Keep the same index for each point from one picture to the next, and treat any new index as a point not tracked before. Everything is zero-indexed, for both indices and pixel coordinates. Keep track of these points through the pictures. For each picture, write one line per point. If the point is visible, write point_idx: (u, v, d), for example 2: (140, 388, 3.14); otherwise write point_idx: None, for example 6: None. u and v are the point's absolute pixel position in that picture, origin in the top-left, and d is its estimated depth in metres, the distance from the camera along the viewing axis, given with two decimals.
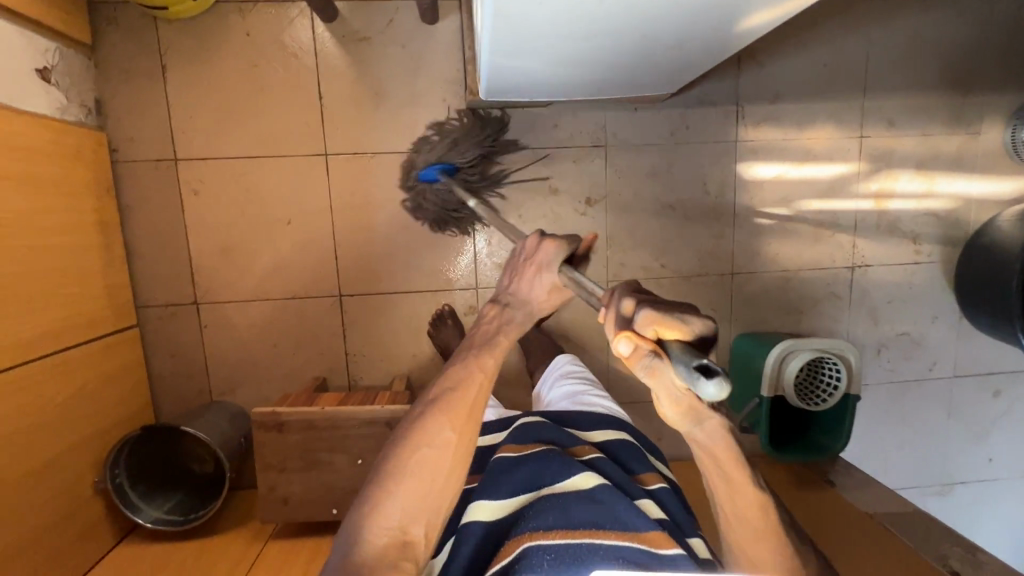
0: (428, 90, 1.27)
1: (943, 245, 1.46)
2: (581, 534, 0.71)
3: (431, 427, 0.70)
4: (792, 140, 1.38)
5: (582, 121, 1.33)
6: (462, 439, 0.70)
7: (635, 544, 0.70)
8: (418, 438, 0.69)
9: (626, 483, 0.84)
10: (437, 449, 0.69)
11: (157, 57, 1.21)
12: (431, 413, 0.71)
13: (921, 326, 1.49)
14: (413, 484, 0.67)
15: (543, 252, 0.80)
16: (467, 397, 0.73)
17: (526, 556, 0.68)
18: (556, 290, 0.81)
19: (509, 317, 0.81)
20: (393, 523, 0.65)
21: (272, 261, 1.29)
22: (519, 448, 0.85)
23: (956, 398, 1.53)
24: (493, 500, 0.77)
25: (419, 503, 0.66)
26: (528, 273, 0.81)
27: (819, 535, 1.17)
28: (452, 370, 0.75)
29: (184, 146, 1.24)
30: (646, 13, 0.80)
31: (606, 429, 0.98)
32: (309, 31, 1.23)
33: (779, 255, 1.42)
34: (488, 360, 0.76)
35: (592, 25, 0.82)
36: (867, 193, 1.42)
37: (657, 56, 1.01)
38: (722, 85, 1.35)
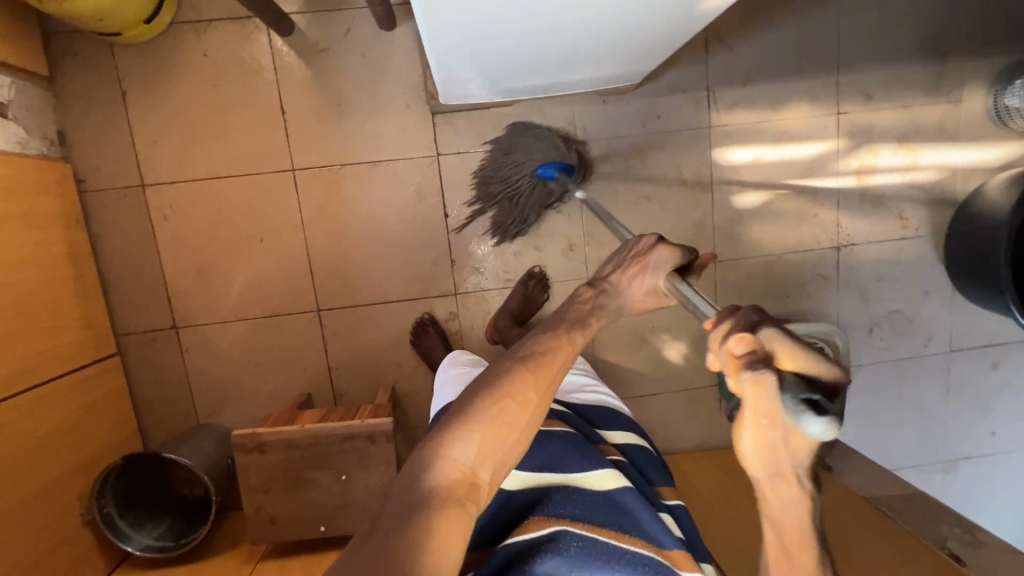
0: (392, 97, 1.26)
1: (931, 218, 1.43)
2: (606, 533, 0.68)
3: (515, 378, 0.63)
4: (768, 121, 1.35)
5: (552, 117, 1.30)
6: (543, 403, 0.64)
7: (658, 557, 0.68)
8: (503, 385, 0.62)
9: (648, 491, 0.82)
10: (520, 404, 0.62)
11: (115, 83, 1.20)
12: (519, 366, 0.64)
13: (913, 301, 1.46)
14: (493, 426, 0.60)
15: (656, 255, 0.76)
16: (554, 363, 0.66)
17: (555, 538, 0.66)
18: (653, 295, 0.77)
19: (602, 305, 0.76)
20: (464, 462, 0.58)
21: (248, 281, 1.29)
22: (548, 424, 0.82)
23: (954, 373, 1.50)
24: (523, 472, 0.75)
25: (495, 449, 0.59)
26: (632, 269, 0.77)
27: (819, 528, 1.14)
28: (542, 336, 0.69)
29: (151, 171, 1.23)
30: (585, 9, 0.78)
31: (625, 433, 0.97)
32: (266, 46, 1.22)
33: (762, 239, 1.39)
34: (579, 337, 0.71)
35: (532, 24, 0.81)
36: (848, 170, 1.39)
37: (612, 48, 0.99)
38: (690, 71, 1.32)
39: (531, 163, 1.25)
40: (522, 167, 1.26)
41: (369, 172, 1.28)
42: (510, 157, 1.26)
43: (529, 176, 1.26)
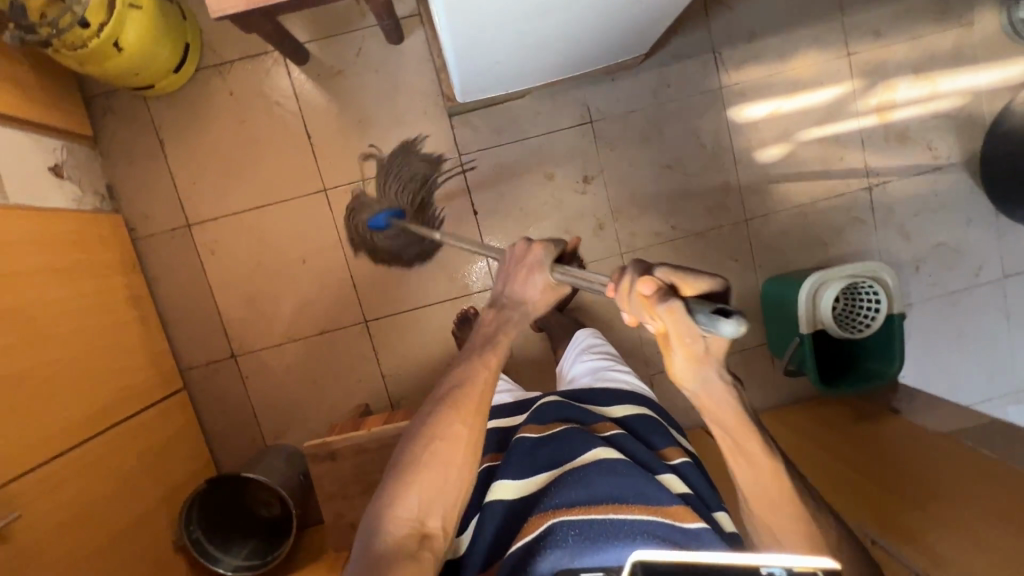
0: (409, 107, 1.30)
1: (962, 145, 1.40)
2: (604, 509, 0.67)
3: (441, 424, 0.71)
4: (778, 73, 1.35)
5: (563, 101, 1.33)
6: (472, 432, 0.71)
7: (658, 518, 0.66)
8: (430, 434, 0.70)
9: (645, 458, 0.79)
10: (450, 442, 0.70)
11: (154, 134, 1.28)
12: (442, 409, 0.72)
13: (957, 232, 1.43)
14: (427, 473, 0.68)
15: (533, 254, 0.81)
16: (474, 392, 0.74)
17: (551, 532, 0.66)
18: (549, 289, 0.82)
19: (506, 318, 0.81)
20: (410, 516, 0.66)
21: (296, 302, 1.34)
22: (541, 429, 0.82)
23: (1013, 298, 1.45)
24: (515, 479, 0.75)
25: (436, 496, 0.67)
26: (520, 275, 0.81)
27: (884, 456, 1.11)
28: (457, 369, 0.76)
29: (196, 211, 1.30)
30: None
31: (625, 404, 0.92)
32: (286, 77, 1.28)
33: (790, 191, 1.39)
34: (493, 357, 0.77)
35: (546, 12, 0.84)
36: (867, 109, 1.38)
37: (622, 23, 1.01)
38: (694, 36, 1.33)
39: (363, 217, 1.30)
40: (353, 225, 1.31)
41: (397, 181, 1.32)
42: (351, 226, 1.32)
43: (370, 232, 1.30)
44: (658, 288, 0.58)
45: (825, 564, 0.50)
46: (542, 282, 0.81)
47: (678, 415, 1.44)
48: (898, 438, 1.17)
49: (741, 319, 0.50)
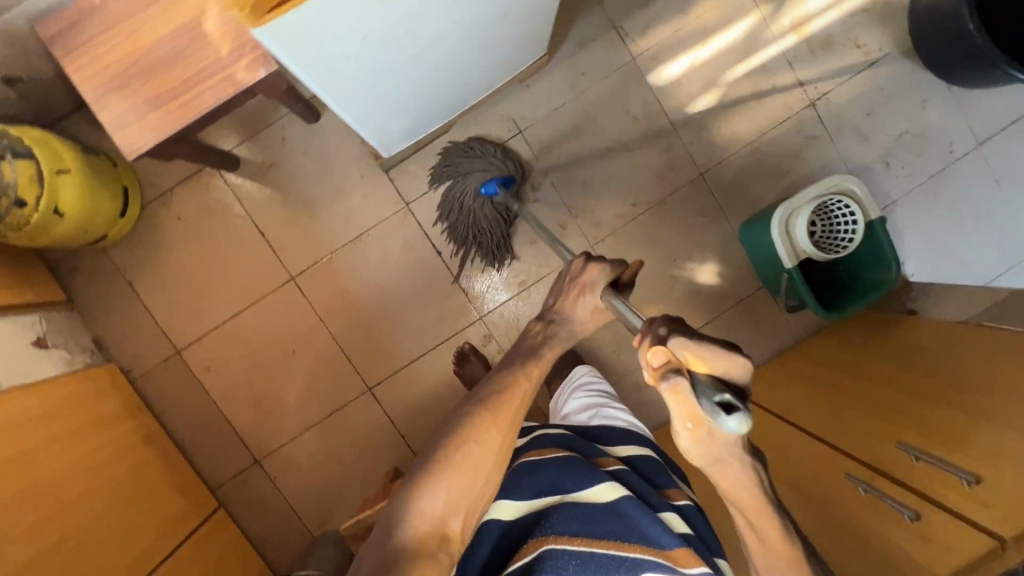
0: (347, 175, 1.33)
1: (889, 33, 1.37)
2: (604, 544, 0.70)
3: (477, 425, 0.70)
4: (683, 26, 1.35)
5: (487, 122, 1.35)
6: (506, 441, 0.71)
7: (660, 560, 0.69)
8: (465, 434, 0.70)
9: (650, 495, 0.80)
10: (484, 446, 0.69)
11: (121, 277, 1.33)
12: (479, 410, 0.72)
13: (916, 116, 1.39)
14: (458, 473, 0.67)
15: (589, 274, 0.83)
16: (512, 400, 0.74)
17: (550, 557, 0.68)
18: (598, 311, 0.85)
19: (553, 333, 0.83)
20: (434, 514, 0.65)
21: (299, 391, 1.36)
22: (541, 453, 0.83)
23: (997, 162, 1.40)
24: (516, 500, 0.76)
25: (462, 498, 0.66)
26: (573, 292, 0.84)
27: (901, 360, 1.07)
28: (499, 374, 0.77)
29: (181, 337, 1.34)
30: (472, 28, 0.82)
31: (630, 444, 0.95)
32: (225, 185, 1.33)
33: (735, 132, 1.37)
34: (534, 369, 0.78)
35: (432, 61, 0.86)
36: (783, 31, 1.36)
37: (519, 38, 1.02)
38: (591, 18, 1.34)
39: (471, 182, 1.29)
40: (452, 189, 1.31)
41: (357, 248, 1.35)
42: (452, 195, 1.31)
43: (472, 196, 1.30)
44: (668, 365, 0.58)
45: None
46: (596, 304, 0.84)
47: None
48: (923, 341, 1.09)
49: (744, 417, 0.54)
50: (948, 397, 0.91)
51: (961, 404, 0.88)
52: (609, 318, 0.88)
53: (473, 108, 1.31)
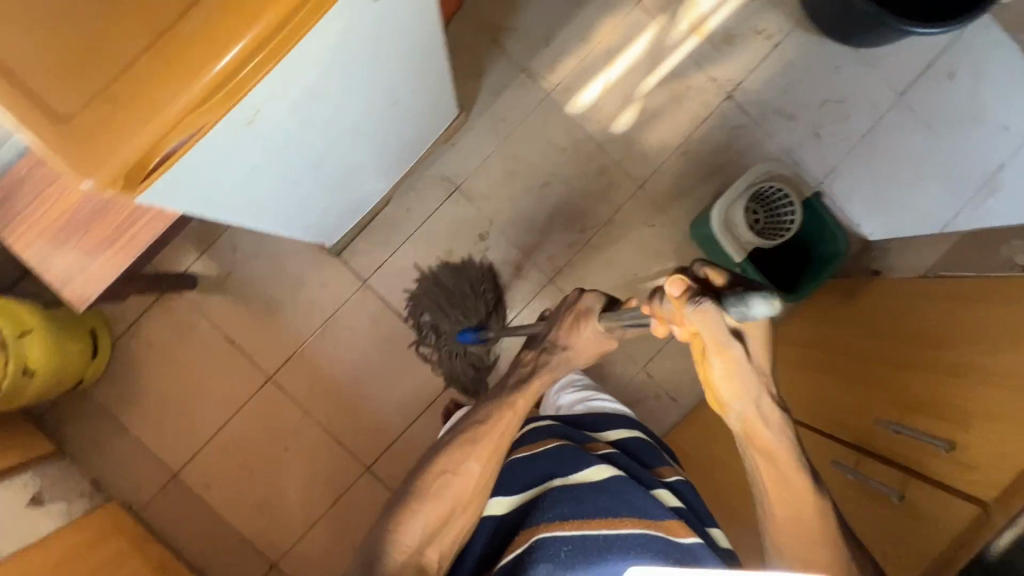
0: (302, 267, 1.37)
1: (784, 13, 1.41)
2: (596, 525, 0.71)
3: (456, 458, 0.79)
4: (587, 53, 1.40)
5: (425, 185, 1.39)
6: (484, 472, 0.79)
7: (654, 532, 0.72)
8: (444, 466, 0.79)
9: (642, 474, 0.84)
10: (461, 477, 0.78)
11: (107, 415, 1.35)
12: (459, 444, 0.80)
13: (832, 83, 1.42)
14: (435, 504, 0.76)
15: (584, 302, 0.84)
16: (491, 432, 0.81)
17: (542, 545, 0.69)
18: (596, 339, 0.85)
19: (544, 363, 0.86)
20: (412, 541, 0.75)
21: (301, 486, 1.36)
22: (532, 447, 0.85)
23: (922, 107, 1.42)
24: (509, 495, 0.80)
25: (438, 528, 0.75)
26: (569, 321, 0.85)
27: (877, 318, 1.07)
28: (487, 403, 0.85)
29: (175, 459, 1.36)
30: (366, 123, 0.86)
31: (618, 428, 0.98)
32: (188, 304, 1.36)
33: (662, 139, 1.41)
34: (518, 400, 0.84)
35: (344, 155, 0.90)
36: (684, 35, 1.41)
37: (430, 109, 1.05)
38: (500, 66, 1.39)
39: (449, 328, 1.36)
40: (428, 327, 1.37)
41: (327, 334, 1.37)
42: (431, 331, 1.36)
43: (448, 341, 1.36)
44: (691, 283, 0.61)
45: None
46: (592, 335, 0.84)
47: (687, 388, 1.44)
48: (887, 299, 1.09)
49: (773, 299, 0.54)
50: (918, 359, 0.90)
51: (930, 364, 0.87)
52: (611, 346, 0.87)
53: (406, 178, 1.35)
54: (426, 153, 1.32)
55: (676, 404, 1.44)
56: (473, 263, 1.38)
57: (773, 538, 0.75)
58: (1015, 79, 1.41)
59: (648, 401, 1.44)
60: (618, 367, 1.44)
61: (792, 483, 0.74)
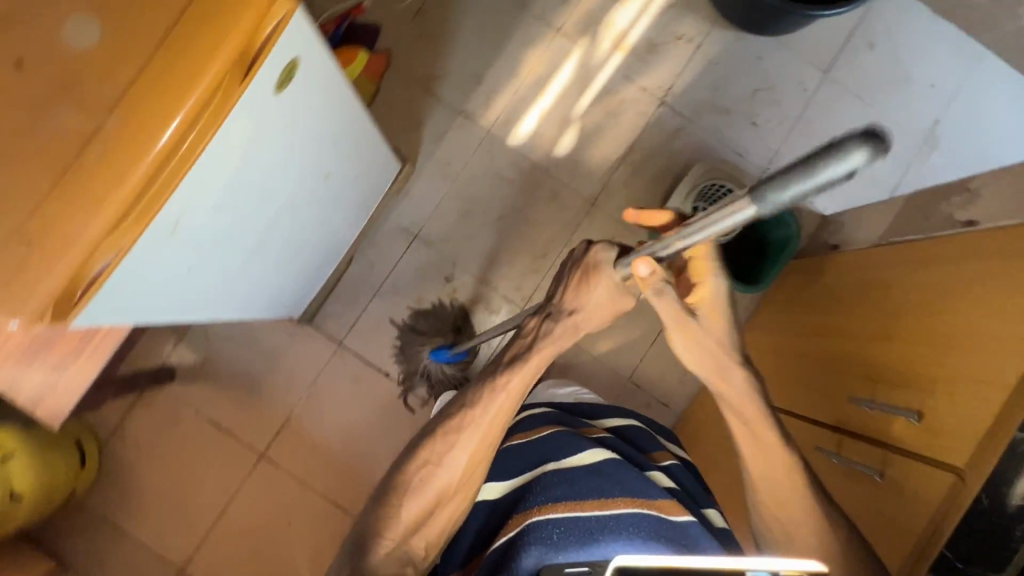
0: (277, 339, 1.38)
1: (700, 16, 1.46)
2: (588, 507, 0.70)
3: (443, 448, 0.77)
4: (519, 86, 1.44)
5: (385, 237, 1.41)
6: (474, 461, 0.77)
7: (646, 511, 0.71)
8: (431, 456, 0.77)
9: (636, 457, 0.84)
10: (449, 468, 0.76)
11: (106, 521, 1.34)
12: (446, 432, 0.78)
13: (758, 72, 1.46)
14: (421, 496, 0.75)
15: (600, 255, 0.81)
16: (481, 421, 0.78)
17: (534, 528, 0.68)
18: (610, 296, 0.81)
19: (546, 330, 0.83)
20: (398, 534, 0.73)
21: (308, 560, 1.34)
22: (527, 435, 0.85)
23: (849, 80, 1.46)
24: (502, 481, 0.80)
25: (425, 518, 0.74)
26: (578, 277, 0.82)
27: (848, 286, 1.08)
28: (479, 383, 0.81)
29: (179, 554, 1.34)
30: (303, 199, 0.88)
31: (614, 416, 0.97)
32: (170, 396, 1.36)
33: (606, 154, 1.44)
34: (513, 381, 0.79)
35: (289, 230, 0.92)
36: (608, 52, 1.45)
37: (370, 169, 1.08)
38: (437, 112, 1.43)
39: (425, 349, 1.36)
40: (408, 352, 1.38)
41: (312, 401, 1.37)
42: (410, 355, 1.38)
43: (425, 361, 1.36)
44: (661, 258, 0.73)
45: (808, 567, 0.52)
46: (606, 294, 0.81)
47: (676, 391, 1.45)
48: (844, 275, 1.11)
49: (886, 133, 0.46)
50: (888, 332, 0.91)
51: (894, 336, 0.89)
52: (628, 306, 0.84)
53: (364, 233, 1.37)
54: (381, 203, 1.34)
55: (670, 409, 1.44)
56: (445, 307, 1.40)
57: (764, 529, 0.78)
58: (931, 39, 1.45)
59: (641, 410, 1.44)
60: (606, 382, 1.45)
61: (774, 480, 0.77)
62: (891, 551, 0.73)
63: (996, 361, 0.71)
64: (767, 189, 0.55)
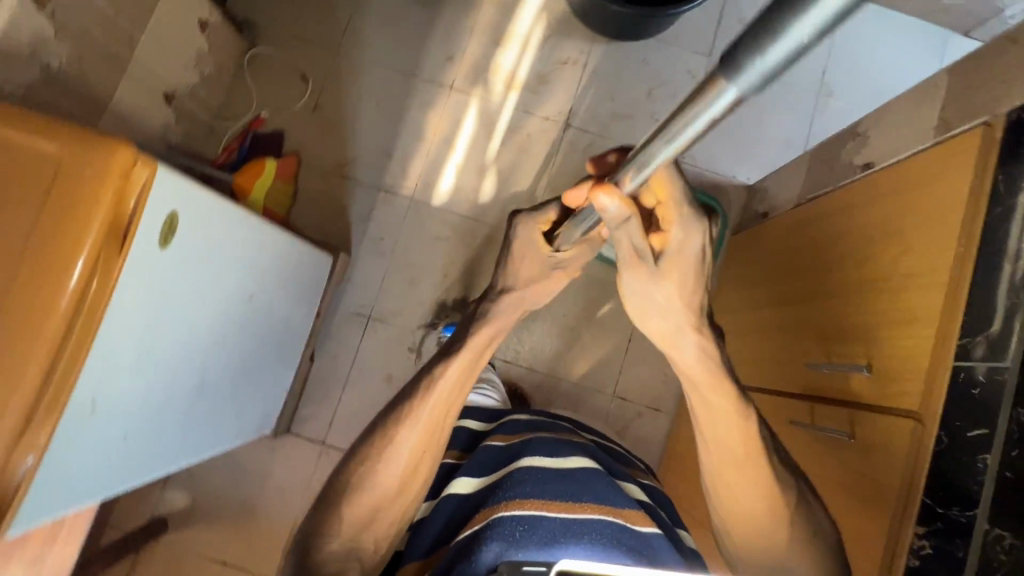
0: (261, 457, 1.36)
1: (578, 37, 1.52)
2: (556, 507, 0.69)
3: (389, 442, 0.75)
4: (428, 147, 1.48)
5: (341, 324, 1.41)
6: (423, 454, 0.76)
7: (612, 519, 0.69)
8: (377, 450, 0.75)
9: (611, 466, 0.86)
10: (395, 463, 0.74)
11: None
12: (392, 426, 0.76)
13: (648, 73, 1.52)
14: (368, 491, 0.73)
15: (520, 229, 0.80)
16: (427, 417, 0.76)
17: (496, 524, 0.66)
18: (535, 268, 0.81)
19: (482, 311, 0.81)
20: (348, 530, 0.73)
21: None
22: (507, 438, 0.86)
23: None
24: (473, 477, 0.80)
25: (374, 513, 0.74)
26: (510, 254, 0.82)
27: (780, 257, 1.11)
28: (423, 376, 0.79)
29: None
30: (230, 328, 0.89)
31: (593, 434, 0.99)
32: (168, 546, 1.33)
33: (528, 187, 1.48)
34: (453, 371, 0.77)
35: (228, 358, 0.93)
36: (503, 94, 1.50)
37: (297, 274, 1.10)
38: (359, 194, 1.46)
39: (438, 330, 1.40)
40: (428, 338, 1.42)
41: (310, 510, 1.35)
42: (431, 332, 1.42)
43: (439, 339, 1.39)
44: (630, 190, 0.57)
45: None
46: (537, 268, 0.81)
47: (663, 393, 1.45)
48: (777, 242, 1.14)
49: None
50: (824, 288, 0.93)
51: (831, 291, 0.91)
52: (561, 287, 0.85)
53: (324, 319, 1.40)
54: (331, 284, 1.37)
55: (662, 412, 1.45)
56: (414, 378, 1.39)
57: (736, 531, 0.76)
58: None
59: (635, 421, 1.44)
60: (592, 403, 1.44)
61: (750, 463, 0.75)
62: (872, 510, 0.72)
63: (921, 299, 0.73)
64: (745, 56, 0.32)
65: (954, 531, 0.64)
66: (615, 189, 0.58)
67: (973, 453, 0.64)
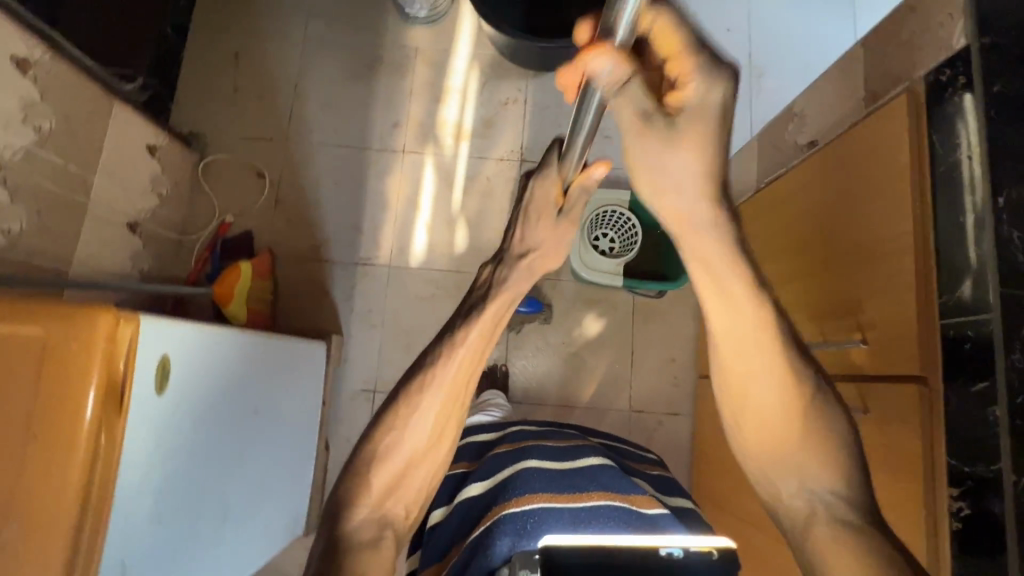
0: (297, 559, 1.34)
1: (512, 77, 1.57)
2: (566, 499, 0.78)
3: (414, 401, 0.67)
4: (394, 213, 1.50)
5: (349, 407, 1.41)
6: (453, 418, 0.69)
7: (621, 504, 0.78)
8: (401, 413, 0.66)
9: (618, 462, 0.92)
10: (422, 423, 0.66)
11: None
12: (417, 385, 0.68)
13: None
14: (393, 459, 0.65)
15: (540, 193, 0.80)
16: (456, 376, 0.69)
17: (510, 519, 0.74)
18: (552, 234, 0.82)
19: (499, 276, 0.79)
20: (371, 502, 0.63)
21: None
22: (513, 444, 0.91)
23: None
24: (482, 479, 0.85)
25: (401, 483, 0.65)
26: (532, 219, 0.81)
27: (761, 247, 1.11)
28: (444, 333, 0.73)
29: None
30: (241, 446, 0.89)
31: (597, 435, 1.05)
32: None
33: (499, 228, 1.50)
34: (477, 327, 0.72)
35: (245, 474, 0.92)
36: (454, 146, 1.54)
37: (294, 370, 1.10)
38: (337, 273, 1.47)
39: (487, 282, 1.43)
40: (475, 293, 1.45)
41: None
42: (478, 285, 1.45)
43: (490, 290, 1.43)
44: (622, 41, 0.51)
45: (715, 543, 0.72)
46: (548, 234, 0.81)
47: (677, 396, 1.46)
48: (751, 234, 1.16)
49: None
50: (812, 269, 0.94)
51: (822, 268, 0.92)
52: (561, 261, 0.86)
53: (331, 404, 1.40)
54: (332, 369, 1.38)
55: (680, 415, 1.45)
56: None
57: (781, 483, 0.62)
58: None
59: (658, 430, 1.45)
60: (610, 423, 1.44)
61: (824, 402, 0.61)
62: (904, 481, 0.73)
63: (893, 231, 0.77)
64: None
65: (984, 487, 0.65)
66: (608, 45, 0.51)
67: (981, 407, 0.65)
